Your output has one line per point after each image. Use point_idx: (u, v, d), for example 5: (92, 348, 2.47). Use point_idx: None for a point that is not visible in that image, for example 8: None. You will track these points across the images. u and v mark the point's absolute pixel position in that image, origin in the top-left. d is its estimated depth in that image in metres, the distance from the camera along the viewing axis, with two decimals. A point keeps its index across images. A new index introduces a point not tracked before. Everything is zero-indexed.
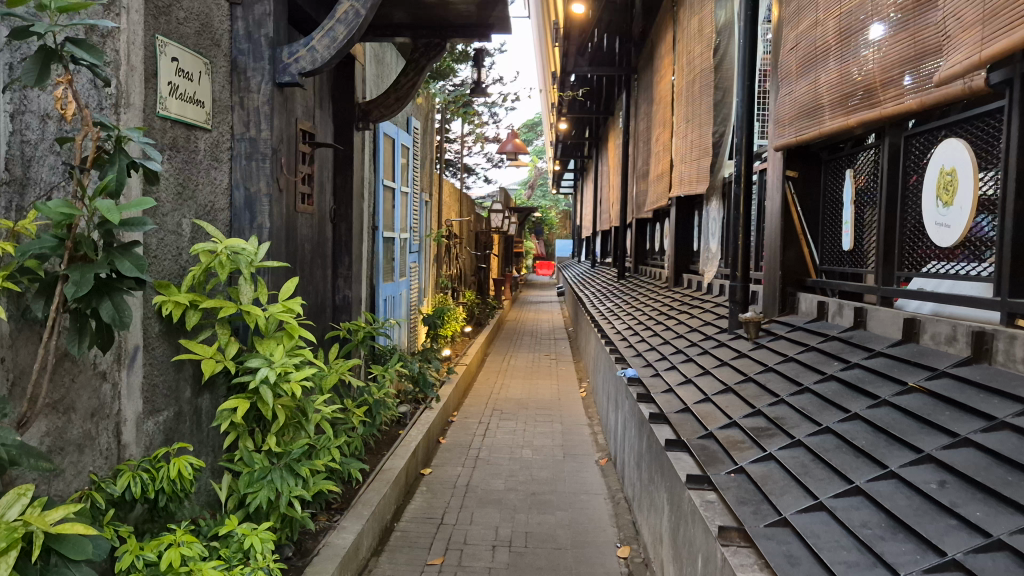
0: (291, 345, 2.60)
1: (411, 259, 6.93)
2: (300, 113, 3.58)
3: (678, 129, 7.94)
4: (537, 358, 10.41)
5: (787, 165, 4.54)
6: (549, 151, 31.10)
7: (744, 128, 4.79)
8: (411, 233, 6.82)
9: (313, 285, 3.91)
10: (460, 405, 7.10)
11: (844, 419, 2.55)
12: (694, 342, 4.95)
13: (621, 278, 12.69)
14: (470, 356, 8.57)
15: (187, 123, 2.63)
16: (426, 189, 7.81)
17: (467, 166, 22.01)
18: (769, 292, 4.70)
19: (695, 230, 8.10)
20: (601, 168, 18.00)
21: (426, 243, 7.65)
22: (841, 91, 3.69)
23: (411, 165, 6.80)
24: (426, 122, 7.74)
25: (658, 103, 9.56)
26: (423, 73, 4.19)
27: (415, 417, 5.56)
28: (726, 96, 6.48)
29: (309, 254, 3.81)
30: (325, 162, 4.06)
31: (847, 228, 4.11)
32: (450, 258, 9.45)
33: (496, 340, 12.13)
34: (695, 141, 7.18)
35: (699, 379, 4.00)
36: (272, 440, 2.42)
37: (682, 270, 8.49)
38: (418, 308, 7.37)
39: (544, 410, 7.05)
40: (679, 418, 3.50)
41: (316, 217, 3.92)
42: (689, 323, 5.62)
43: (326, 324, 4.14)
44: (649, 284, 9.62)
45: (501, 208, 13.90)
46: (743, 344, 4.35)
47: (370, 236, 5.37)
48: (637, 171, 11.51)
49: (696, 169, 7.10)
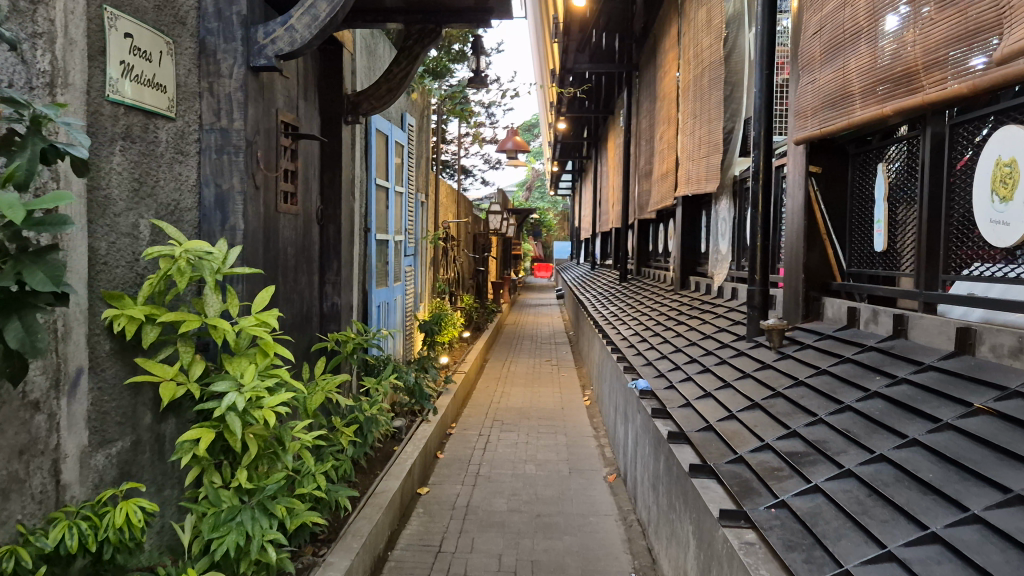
0: (266, 364, 2.26)
1: (406, 263, 6.58)
2: (281, 104, 3.24)
3: (684, 125, 7.61)
4: (537, 363, 10.06)
5: (810, 160, 4.22)
6: (546, 151, 30.77)
7: (762, 121, 4.47)
8: (406, 236, 6.48)
9: (297, 293, 3.58)
10: (458, 416, 6.76)
11: (901, 445, 2.21)
12: (709, 351, 4.62)
13: (624, 281, 12.35)
14: (468, 363, 8.23)
15: (147, 110, 2.29)
16: (422, 189, 7.46)
17: (464, 167, 21.67)
18: (791, 296, 4.38)
19: (703, 231, 7.76)
20: (601, 168, 17.64)
21: (421, 246, 7.30)
22: (872, 76, 3.37)
23: (406, 164, 6.47)
24: (421, 119, 7.40)
25: (663, 99, 9.22)
26: (418, 61, 3.86)
27: (411, 431, 5.22)
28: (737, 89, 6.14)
29: (292, 259, 3.47)
30: (311, 158, 3.72)
31: (880, 227, 3.79)
32: (448, 261, 9.10)
33: (496, 345, 11.79)
34: (704, 137, 6.84)
35: (720, 392, 3.67)
36: (242, 476, 2.08)
37: (688, 273, 8.16)
38: (414, 314, 7.03)
39: (547, 421, 6.71)
40: (701, 438, 3.17)
41: (300, 217, 3.58)
42: (702, 330, 5.29)
43: (313, 335, 3.80)
44: (654, 287, 9.27)
45: (499, 209, 13.55)
46: (765, 353, 4.02)
47: (362, 240, 5.03)
48: (639, 171, 11.18)
49: (706, 167, 6.76)
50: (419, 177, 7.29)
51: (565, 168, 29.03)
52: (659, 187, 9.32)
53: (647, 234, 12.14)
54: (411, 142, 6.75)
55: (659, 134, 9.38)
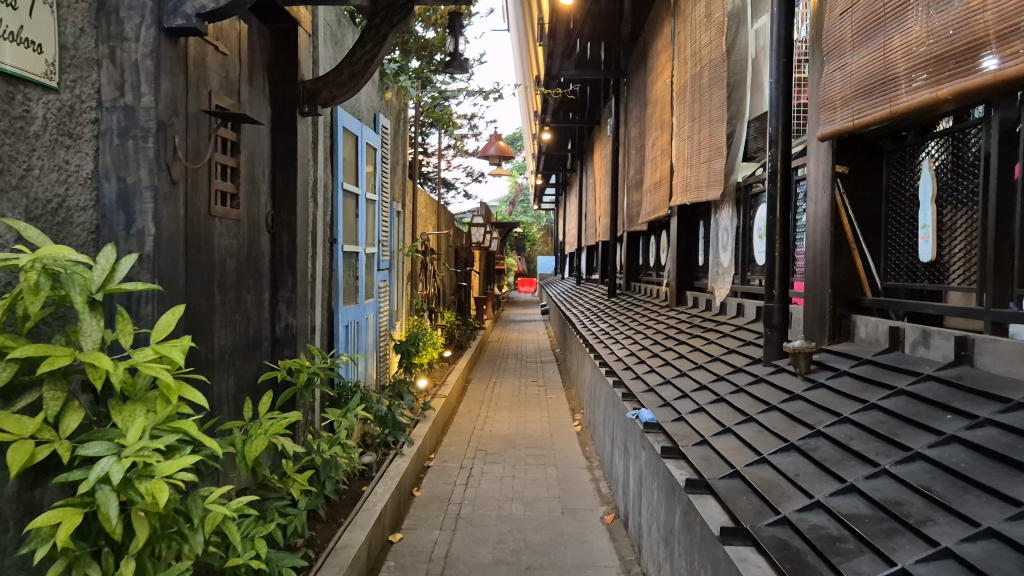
0: (169, 414, 1.68)
1: (380, 279, 6.00)
2: (215, 86, 2.68)
3: (681, 130, 7.12)
4: (523, 385, 9.47)
5: (836, 159, 3.70)
6: (530, 164, 30.30)
7: (779, 116, 3.95)
8: (379, 248, 5.91)
9: (241, 314, 2.99)
10: (437, 446, 6.16)
11: (1017, 517, 1.67)
12: (721, 378, 4.07)
13: (613, 296, 11.82)
14: (449, 387, 7.63)
15: (14, 75, 1.71)
16: (398, 198, 6.89)
17: (447, 180, 21.12)
18: (816, 314, 3.84)
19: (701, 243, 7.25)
20: (587, 181, 17.17)
21: (397, 262, 6.71)
22: (926, 52, 2.83)
23: (380, 170, 5.91)
24: (397, 124, 6.85)
25: (654, 105, 8.74)
26: (388, 41, 3.28)
27: (383, 468, 4.62)
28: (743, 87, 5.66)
29: (232, 272, 2.90)
30: (258, 155, 3.16)
31: (927, 234, 3.24)
32: (426, 276, 8.52)
33: (478, 365, 11.19)
34: (704, 141, 6.36)
35: (743, 428, 3.12)
36: (125, 574, 1.47)
37: (685, 287, 7.62)
38: (390, 334, 6.44)
39: (535, 450, 6.12)
40: (728, 489, 2.61)
41: (243, 223, 3.00)
42: (710, 353, 4.74)
43: (262, 363, 3.21)
44: (647, 303, 8.74)
45: (482, 222, 12.99)
46: (790, 380, 3.48)
47: (325, 253, 4.45)
48: (629, 181, 10.69)
49: (707, 173, 6.27)
50: (394, 185, 6.71)
51: (549, 181, 28.54)
52: (652, 197, 8.80)
53: (638, 248, 11.63)
54: (385, 145, 6.18)
55: (652, 140, 8.88)
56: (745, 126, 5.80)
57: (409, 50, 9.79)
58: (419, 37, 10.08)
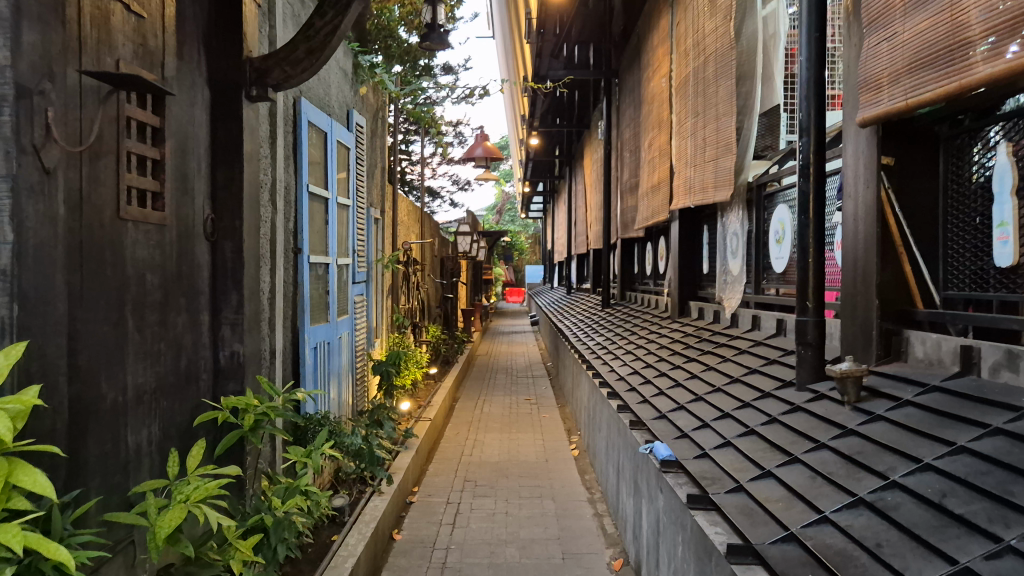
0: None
1: (355, 293, 5.42)
2: (124, 54, 2.11)
3: (683, 127, 6.60)
4: (514, 403, 8.91)
5: (881, 149, 3.18)
6: (517, 172, 29.86)
7: (813, 99, 3.41)
8: (354, 258, 5.34)
9: (168, 342, 2.41)
10: (422, 477, 5.57)
11: None
12: (746, 404, 3.52)
13: (608, 307, 11.28)
14: (434, 409, 7.04)
15: None
16: (376, 204, 6.33)
17: (433, 189, 20.59)
18: (858, 330, 3.30)
19: (705, 249, 6.73)
20: (577, 186, 16.67)
21: (375, 273, 6.13)
22: (1013, 4, 2.27)
23: (354, 172, 5.34)
24: (374, 125, 6.29)
25: (651, 103, 8.23)
26: (351, 11, 2.76)
27: (357, 511, 4.02)
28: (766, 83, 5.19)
29: (154, 291, 2.31)
30: (191, 146, 2.58)
31: (1007, 234, 2.67)
32: (409, 288, 7.94)
33: (466, 381, 10.60)
34: (710, 137, 5.83)
35: (787, 472, 2.57)
36: None
37: (688, 297, 7.08)
38: (368, 353, 5.85)
39: (530, 480, 5.55)
40: (784, 559, 2.04)
41: (170, 229, 2.42)
42: (728, 373, 4.19)
43: (199, 400, 2.63)
44: (645, 314, 8.21)
45: (468, 230, 12.45)
46: (835, 409, 2.93)
47: (286, 265, 3.87)
48: (623, 184, 10.19)
49: (714, 172, 5.74)
50: (371, 190, 6.15)
51: (537, 189, 28.11)
52: (649, 200, 8.28)
53: (632, 255, 11.12)
54: (361, 145, 5.62)
55: (648, 140, 8.37)
56: (755, 122, 5.32)
57: (392, 53, 9.15)
58: (401, 41, 9.41)
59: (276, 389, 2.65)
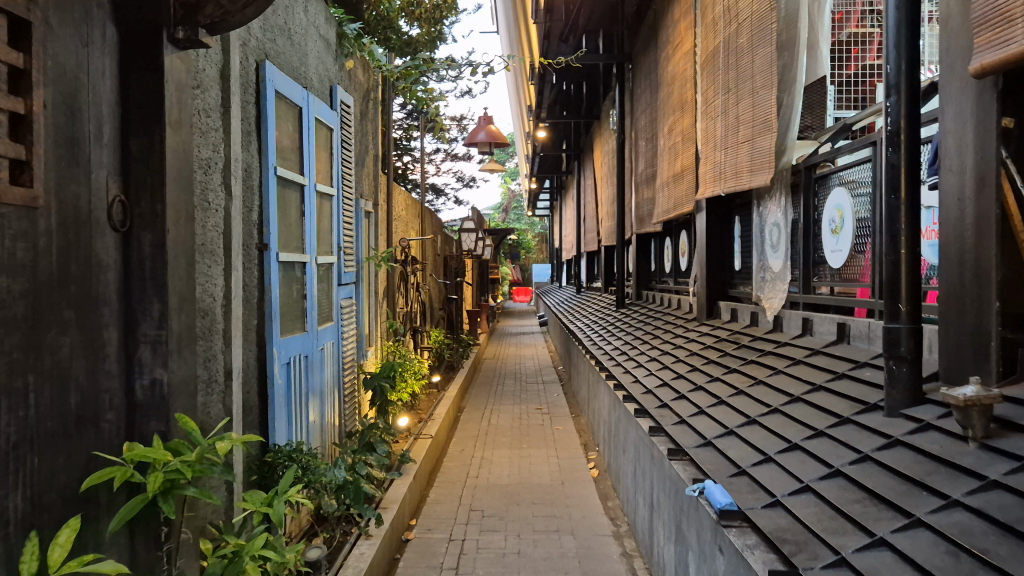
0: None
1: (341, 297, 4.71)
2: None
3: (712, 105, 5.87)
4: (525, 414, 8.19)
5: (1002, 108, 2.46)
6: (523, 166, 29.09)
7: (904, 46, 2.68)
8: (340, 257, 4.64)
9: (42, 374, 1.70)
10: (420, 507, 4.88)
11: None
12: (819, 432, 2.81)
13: (623, 307, 10.59)
14: (435, 424, 6.34)
15: None
16: (367, 195, 5.62)
17: (437, 187, 19.83)
18: (965, 340, 2.59)
19: (738, 243, 6.01)
20: (587, 180, 15.94)
21: (366, 274, 5.42)
22: None
23: (339, 158, 4.64)
24: (364, 106, 5.57)
25: (671, 84, 7.50)
26: None
27: (339, 563, 3.32)
28: (817, 47, 4.45)
29: (13, 299, 1.60)
30: (83, 99, 1.88)
31: None
32: (408, 289, 7.23)
33: (472, 388, 9.90)
34: (745, 114, 5.09)
35: (911, 543, 1.86)
36: None
37: (717, 297, 6.36)
38: (360, 365, 5.16)
39: (544, 509, 4.84)
40: None
41: (45, 214, 1.71)
42: (785, 390, 3.47)
43: (100, 448, 1.93)
44: (667, 316, 7.50)
45: (473, 227, 11.78)
46: (954, 445, 2.21)
47: (246, 263, 3.16)
48: (640, 176, 9.47)
49: (750, 154, 5.00)
50: (360, 179, 5.44)
51: (543, 185, 27.37)
52: (670, 190, 7.57)
53: (648, 252, 10.41)
54: (347, 127, 4.90)
55: (668, 126, 7.66)
56: (801, 96, 4.54)
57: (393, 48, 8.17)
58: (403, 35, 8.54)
59: (200, 438, 1.99)
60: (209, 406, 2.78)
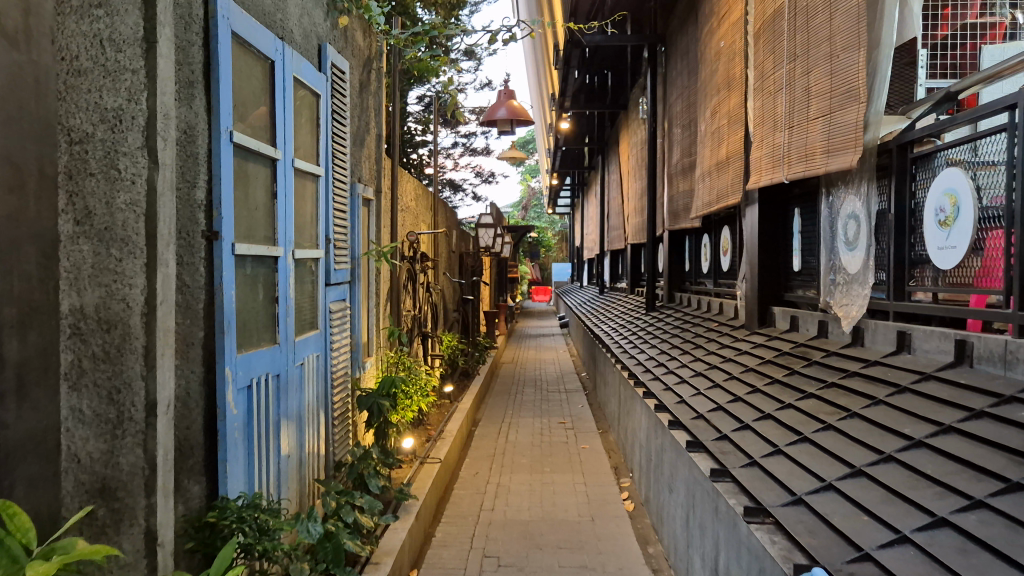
0: None
1: (330, 299, 3.92)
2: None
3: (770, 79, 5.04)
4: (546, 429, 7.39)
5: None
6: (544, 163, 28.26)
7: None
8: (329, 252, 3.87)
9: None
10: (424, 554, 4.09)
11: None
12: (975, 501, 1.98)
13: (654, 311, 9.77)
14: (445, 446, 5.56)
15: None
16: (366, 181, 4.83)
17: (455, 182, 19.07)
18: None
19: (798, 240, 5.18)
20: (612, 175, 15.13)
21: (363, 272, 4.63)
22: None
23: (330, 133, 3.86)
24: (364, 78, 4.79)
25: (713, 62, 6.69)
26: None
27: None
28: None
29: None
30: None
31: None
32: (417, 289, 6.45)
33: (489, 398, 9.12)
34: (816, 85, 4.26)
35: None
36: None
37: (771, 303, 5.52)
38: (355, 380, 4.38)
39: (571, 556, 4.03)
40: None
41: None
42: (896, 429, 2.64)
43: None
44: (708, 322, 6.67)
45: (491, 223, 11.07)
46: None
47: (184, 257, 2.38)
48: (675, 167, 8.65)
49: (822, 133, 4.16)
50: (358, 161, 4.65)
51: (565, 182, 26.51)
52: (712, 182, 6.72)
53: (682, 250, 9.54)
54: (341, 97, 4.12)
55: (710, 109, 6.81)
56: (888, 60, 3.70)
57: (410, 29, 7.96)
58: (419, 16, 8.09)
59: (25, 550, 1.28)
60: (118, 455, 1.99)
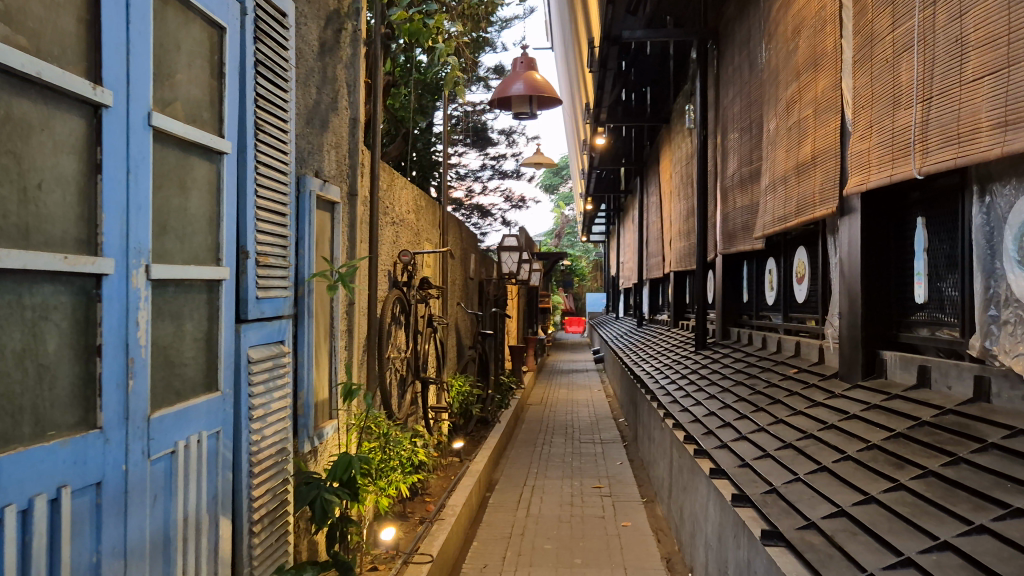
0: None
1: (249, 343, 2.60)
2: None
3: (888, 39, 3.66)
4: (578, 496, 6.00)
5: None
6: (578, 189, 27.01)
7: None
8: (250, 271, 2.57)
9: None
10: None
11: None
12: None
13: (704, 348, 8.38)
14: (442, 530, 4.22)
15: None
16: (331, 177, 3.55)
17: (483, 207, 17.84)
18: None
19: (923, 260, 3.79)
20: (652, 196, 13.78)
21: (318, 303, 3.32)
22: None
23: (251, 94, 2.58)
24: (328, 37, 3.52)
25: (789, 41, 5.33)
26: None
27: None
28: None
29: None
30: None
31: None
32: (416, 323, 5.16)
33: (511, 451, 7.74)
34: (974, 30, 2.88)
35: None
36: None
37: (879, 347, 4.12)
38: (301, 458, 3.05)
39: None
40: None
41: None
42: None
43: None
44: (784, 366, 5.26)
45: (516, 245, 9.76)
46: None
47: None
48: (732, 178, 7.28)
49: (989, 99, 2.76)
50: (316, 149, 3.36)
51: (601, 208, 25.13)
52: (787, 190, 5.33)
53: (739, 278, 8.14)
54: (276, 48, 2.84)
55: (785, 101, 5.44)
56: None
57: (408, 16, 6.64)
58: None
59: None
60: None
